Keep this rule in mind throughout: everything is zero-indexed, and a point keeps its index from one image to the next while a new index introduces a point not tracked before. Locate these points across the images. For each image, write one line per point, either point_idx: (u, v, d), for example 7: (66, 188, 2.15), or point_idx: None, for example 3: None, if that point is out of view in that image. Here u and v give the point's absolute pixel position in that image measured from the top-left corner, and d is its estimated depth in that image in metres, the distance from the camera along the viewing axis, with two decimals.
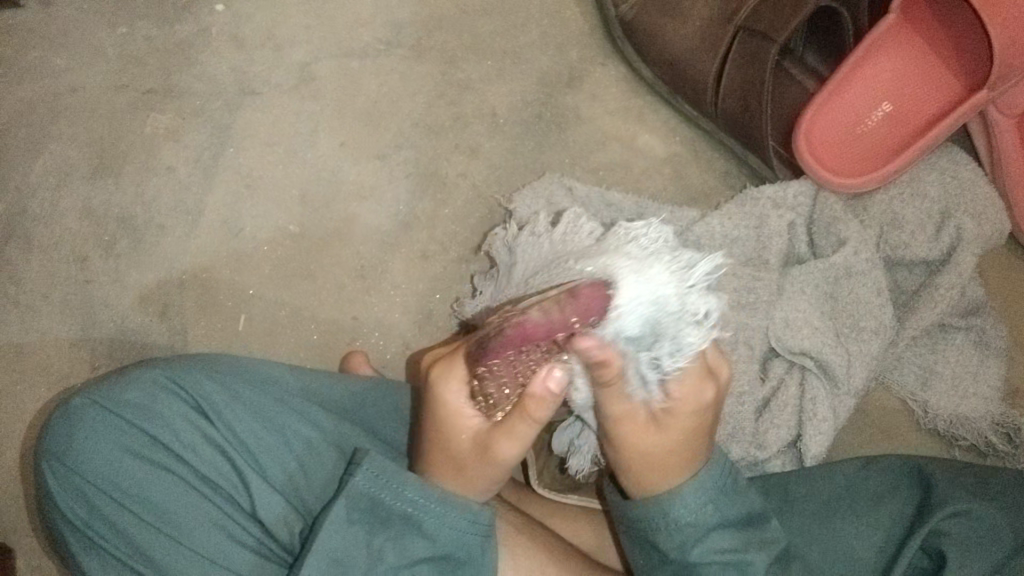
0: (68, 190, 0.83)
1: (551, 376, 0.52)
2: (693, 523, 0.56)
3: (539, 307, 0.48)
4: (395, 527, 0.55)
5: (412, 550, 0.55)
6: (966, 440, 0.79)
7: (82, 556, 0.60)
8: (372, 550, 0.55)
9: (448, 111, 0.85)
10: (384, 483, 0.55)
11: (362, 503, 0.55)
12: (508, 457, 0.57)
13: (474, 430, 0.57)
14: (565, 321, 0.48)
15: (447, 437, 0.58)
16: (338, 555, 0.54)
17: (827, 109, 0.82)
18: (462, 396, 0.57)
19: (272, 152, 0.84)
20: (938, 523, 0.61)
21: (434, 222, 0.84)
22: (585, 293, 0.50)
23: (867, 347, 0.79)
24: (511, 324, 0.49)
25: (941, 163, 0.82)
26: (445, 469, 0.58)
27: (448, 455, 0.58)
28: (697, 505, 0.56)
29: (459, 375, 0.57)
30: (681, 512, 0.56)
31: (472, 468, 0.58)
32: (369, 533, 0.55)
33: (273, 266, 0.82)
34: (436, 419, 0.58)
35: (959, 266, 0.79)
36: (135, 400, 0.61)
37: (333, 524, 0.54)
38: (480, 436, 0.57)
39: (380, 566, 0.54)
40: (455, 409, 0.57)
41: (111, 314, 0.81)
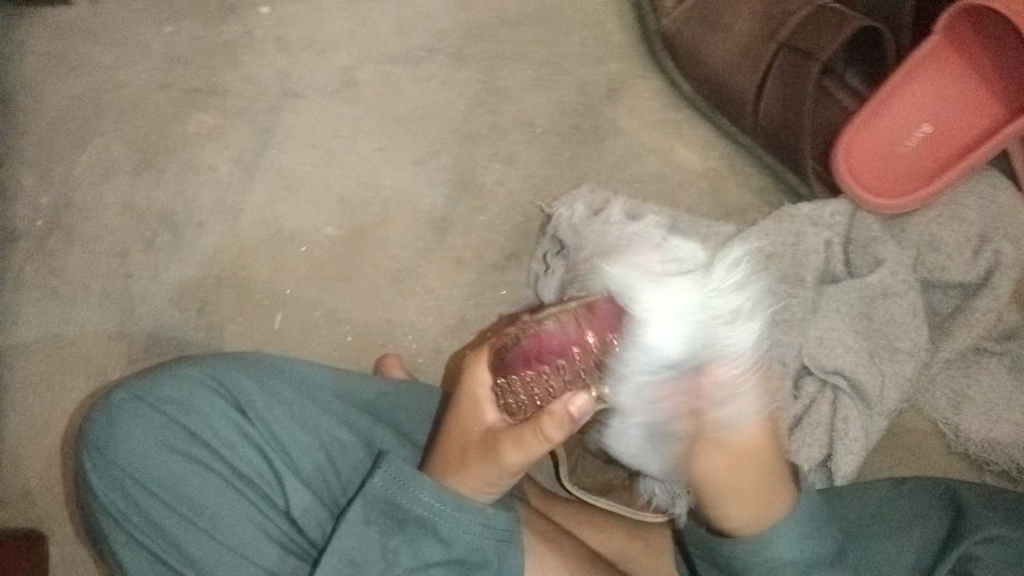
0: (111, 185, 0.84)
1: (572, 404, 0.55)
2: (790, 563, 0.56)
3: (556, 319, 0.56)
4: (411, 530, 0.56)
5: (427, 553, 0.56)
6: (997, 465, 0.79)
7: (115, 547, 0.60)
8: (387, 552, 0.56)
9: (487, 119, 0.86)
10: (400, 484, 0.57)
11: (380, 505, 0.56)
12: (514, 461, 0.59)
13: (487, 427, 0.61)
14: (581, 337, 0.55)
15: (461, 430, 0.62)
16: (354, 555, 0.55)
17: (868, 130, 0.82)
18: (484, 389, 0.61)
19: (312, 154, 0.85)
20: (970, 547, 0.61)
21: (470, 229, 0.84)
22: (608, 306, 0.55)
23: (901, 368, 0.79)
24: (529, 336, 0.56)
25: (981, 187, 0.82)
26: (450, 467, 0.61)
27: (458, 454, 0.61)
28: (795, 542, 0.56)
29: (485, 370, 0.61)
30: (781, 549, 0.56)
31: (475, 465, 0.60)
32: (384, 534, 0.56)
33: (309, 267, 0.83)
34: (458, 416, 0.62)
35: (996, 291, 0.79)
36: (172, 394, 0.62)
37: (348, 526, 0.55)
38: (491, 433, 0.61)
39: (397, 567, 0.56)
40: (476, 404, 0.61)
41: (149, 309, 0.82)
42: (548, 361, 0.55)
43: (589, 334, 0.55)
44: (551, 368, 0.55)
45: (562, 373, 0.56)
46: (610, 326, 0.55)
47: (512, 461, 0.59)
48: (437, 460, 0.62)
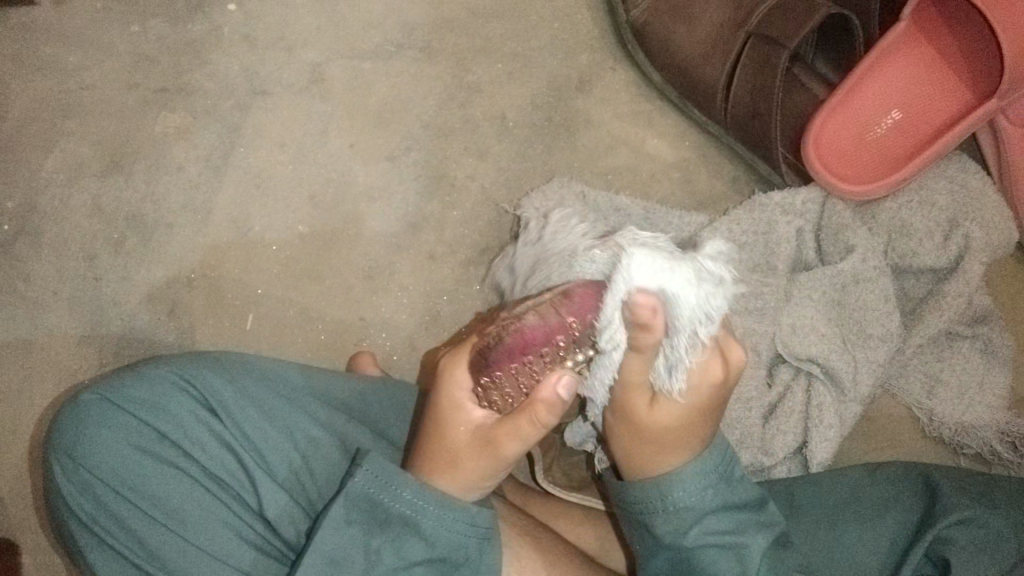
0: (78, 187, 0.83)
1: (558, 387, 0.54)
2: (690, 505, 0.58)
3: (536, 311, 0.53)
4: (394, 528, 0.56)
5: (410, 552, 0.55)
6: (971, 448, 0.79)
7: (87, 551, 0.60)
8: (369, 550, 0.55)
9: (458, 114, 0.86)
10: (383, 483, 0.56)
11: (361, 505, 0.55)
12: (511, 450, 0.57)
13: (474, 425, 0.58)
14: (562, 323, 0.53)
15: (445, 430, 0.59)
16: (334, 555, 0.54)
17: (837, 117, 0.82)
18: (466, 387, 0.58)
19: (282, 152, 0.84)
20: (943, 531, 0.61)
21: (443, 223, 0.84)
22: (584, 290, 0.54)
23: (874, 354, 0.79)
24: (510, 333, 0.53)
25: (950, 172, 0.82)
26: (440, 468, 0.58)
27: (445, 454, 0.58)
28: (697, 489, 0.58)
29: (461, 371, 0.58)
30: (681, 495, 0.58)
31: (466, 461, 0.58)
32: (367, 534, 0.55)
33: (282, 266, 0.82)
34: (436, 418, 0.59)
35: (967, 275, 0.79)
36: (142, 396, 0.61)
37: (332, 524, 0.55)
38: (479, 429, 0.58)
39: (379, 566, 0.55)
40: (455, 404, 0.58)
41: (119, 311, 0.81)
42: (532, 353, 0.53)
43: (569, 319, 0.53)
44: (538, 357, 0.53)
45: (547, 359, 0.53)
46: (589, 312, 0.53)
47: (505, 451, 0.57)
48: (422, 464, 0.59)
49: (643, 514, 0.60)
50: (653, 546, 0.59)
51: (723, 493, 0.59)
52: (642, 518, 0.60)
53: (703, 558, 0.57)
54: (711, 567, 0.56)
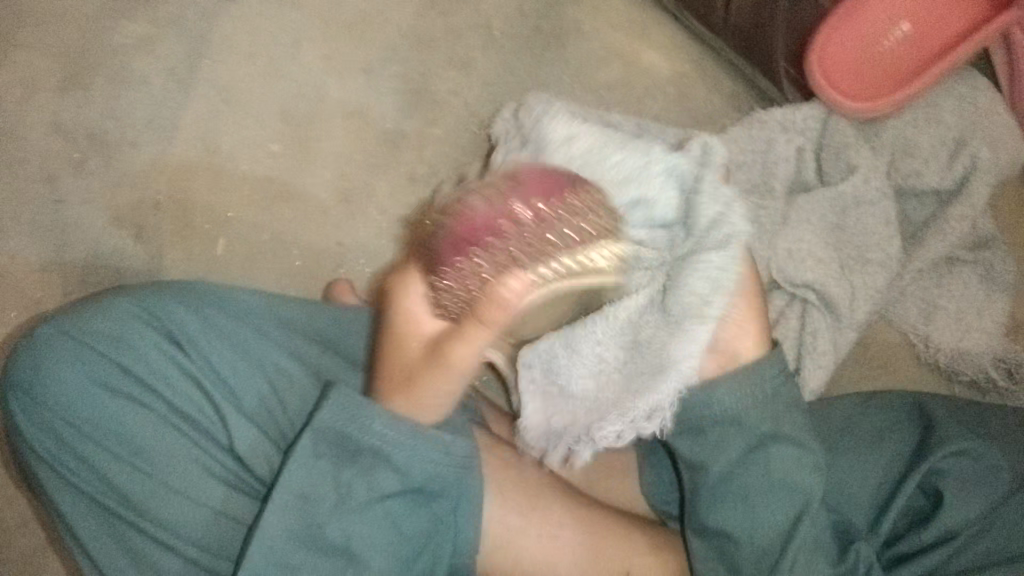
0: (35, 101, 0.78)
1: (503, 287, 0.48)
2: (777, 394, 0.58)
3: (482, 197, 0.48)
4: (366, 462, 0.53)
5: (382, 484, 0.53)
6: (965, 376, 0.77)
7: (51, 490, 0.58)
8: (340, 485, 0.53)
9: (439, 23, 0.81)
10: (350, 416, 0.53)
11: (329, 437, 0.53)
12: (466, 355, 0.51)
13: (426, 337, 0.53)
14: (510, 209, 0.47)
15: (403, 342, 0.54)
16: (304, 491, 0.52)
17: (848, 26, 0.75)
18: (424, 293, 0.53)
19: (252, 65, 0.79)
20: (936, 462, 0.61)
21: (424, 141, 0.80)
22: (538, 178, 0.48)
23: (873, 280, 0.76)
24: (452, 219, 0.49)
25: (960, 88, 0.78)
26: (399, 389, 0.54)
27: (405, 367, 0.53)
28: (775, 377, 0.58)
29: (411, 278, 0.53)
30: (764, 383, 0.58)
31: (423, 384, 0.53)
32: (336, 468, 0.53)
33: (254, 187, 0.78)
34: (392, 332, 0.55)
35: (973, 199, 0.76)
36: (103, 330, 0.58)
37: (300, 459, 0.52)
38: (431, 339, 0.52)
39: (350, 500, 0.53)
40: (408, 313, 0.54)
41: (82, 235, 0.77)
42: (475, 240, 0.47)
43: (517, 206, 0.47)
44: (484, 248, 0.47)
45: (492, 254, 0.47)
46: (547, 193, 0.47)
47: (461, 359, 0.51)
48: (383, 380, 0.54)
49: (732, 419, 0.57)
50: (722, 439, 0.58)
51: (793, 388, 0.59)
52: (728, 418, 0.57)
53: (776, 449, 0.57)
54: (787, 459, 0.57)
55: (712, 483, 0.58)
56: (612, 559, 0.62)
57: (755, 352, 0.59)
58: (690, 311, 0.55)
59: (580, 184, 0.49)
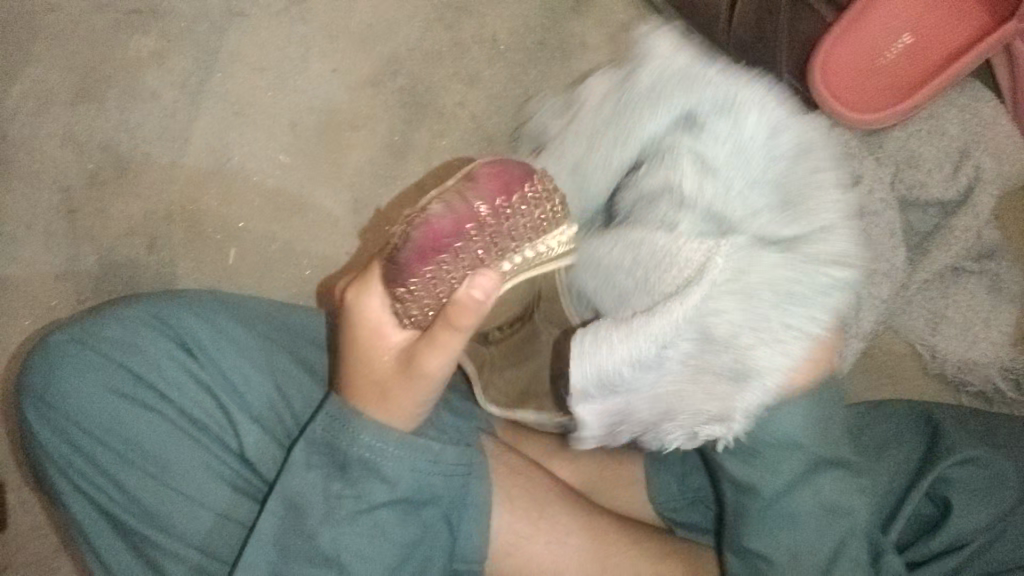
0: (50, 115, 0.79)
1: (475, 287, 0.48)
2: (826, 425, 0.57)
3: (441, 203, 0.49)
4: (355, 474, 0.52)
5: (371, 496, 0.52)
6: (974, 386, 0.78)
7: (64, 495, 0.58)
8: (329, 496, 0.52)
9: (446, 36, 0.82)
10: (339, 427, 0.52)
11: (321, 447, 0.52)
12: (439, 363, 0.51)
13: (397, 349, 0.52)
14: (472, 213, 0.48)
15: (368, 355, 0.52)
16: (297, 500, 0.52)
17: (846, 40, 0.78)
18: (381, 310, 0.51)
19: (261, 78, 0.80)
20: (944, 471, 0.60)
21: (432, 153, 0.80)
22: (490, 171, 0.50)
23: (878, 291, 0.75)
24: (416, 229, 0.48)
25: (962, 99, 0.79)
26: (369, 393, 0.52)
27: (371, 376, 0.52)
28: (818, 416, 0.57)
29: (373, 292, 0.51)
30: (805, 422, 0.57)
31: (398, 393, 0.52)
32: (327, 478, 0.52)
33: (264, 199, 0.79)
34: (353, 348, 0.53)
35: (977, 208, 0.76)
36: (116, 337, 0.59)
37: (292, 469, 0.52)
38: (403, 351, 0.52)
39: (339, 512, 0.52)
40: (374, 326, 0.52)
41: (96, 246, 0.78)
42: (445, 246, 0.48)
43: (481, 210, 0.49)
44: (450, 255, 0.48)
45: (460, 259, 0.49)
46: (503, 191, 0.49)
47: (434, 369, 0.51)
48: (354, 388, 0.53)
49: (777, 444, 0.56)
50: (771, 471, 0.57)
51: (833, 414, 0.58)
52: (766, 441, 0.56)
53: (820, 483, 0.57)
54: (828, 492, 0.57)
55: (756, 506, 0.58)
56: (618, 566, 0.62)
57: (820, 371, 0.56)
58: (785, 325, 0.53)
59: (532, 192, 0.50)
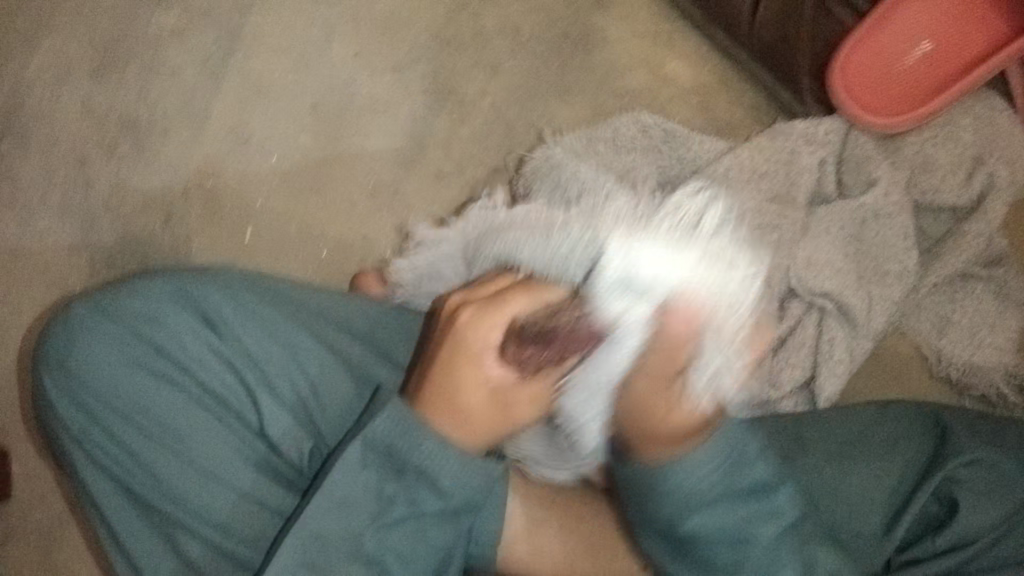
0: (69, 86, 0.78)
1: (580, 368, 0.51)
2: (717, 481, 0.51)
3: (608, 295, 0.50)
4: (411, 480, 0.50)
5: (423, 505, 0.50)
6: (977, 391, 0.78)
7: (80, 467, 0.58)
8: (382, 499, 0.50)
9: (469, 25, 0.82)
10: (402, 431, 0.49)
11: (379, 449, 0.50)
12: (524, 415, 0.51)
13: (492, 384, 0.50)
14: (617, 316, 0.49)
15: (462, 380, 0.50)
16: (345, 499, 0.50)
17: (869, 43, 0.77)
18: (492, 346, 0.50)
19: (284, 59, 0.80)
20: (950, 471, 0.61)
21: (451, 141, 0.81)
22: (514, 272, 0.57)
23: (889, 292, 0.77)
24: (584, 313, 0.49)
25: (976, 108, 0.79)
26: (447, 414, 0.50)
27: (455, 400, 0.50)
28: (706, 474, 0.50)
29: (497, 322, 0.50)
30: (692, 481, 0.50)
31: (477, 424, 0.50)
32: (381, 479, 0.50)
33: (282, 179, 0.79)
34: (448, 364, 0.50)
35: (989, 216, 0.77)
36: (140, 309, 0.59)
37: (345, 467, 0.50)
38: (501, 393, 0.50)
39: (388, 515, 0.50)
40: (482, 355, 0.50)
41: (113, 219, 0.77)
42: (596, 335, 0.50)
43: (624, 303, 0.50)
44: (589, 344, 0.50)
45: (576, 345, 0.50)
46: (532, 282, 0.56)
47: (523, 419, 0.51)
48: (431, 399, 0.50)
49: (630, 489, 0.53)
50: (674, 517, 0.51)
51: (740, 474, 0.51)
52: (688, 493, 0.50)
53: (710, 537, 0.51)
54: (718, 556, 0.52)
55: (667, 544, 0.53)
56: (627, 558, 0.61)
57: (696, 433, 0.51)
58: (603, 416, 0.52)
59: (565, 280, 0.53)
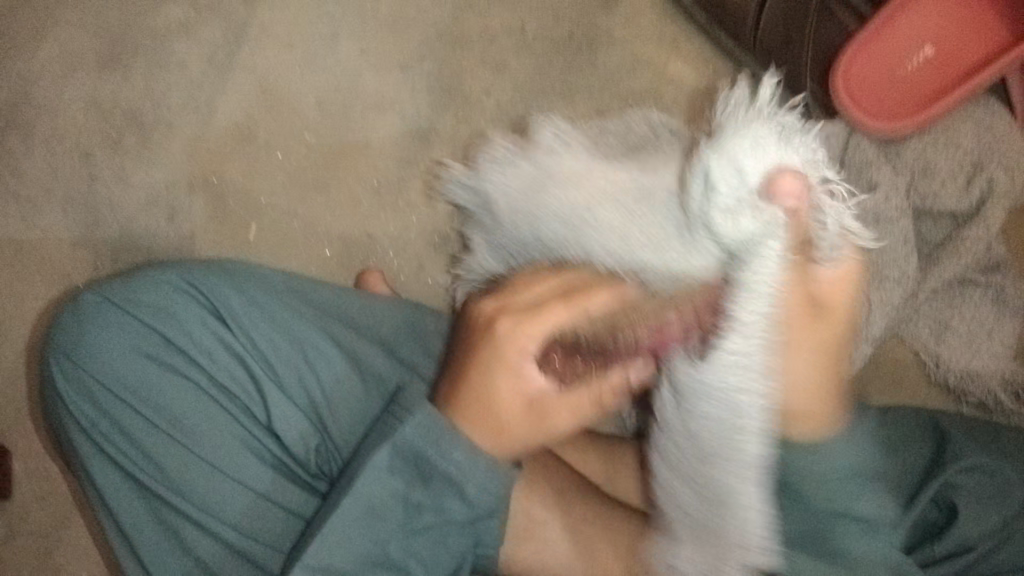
0: (74, 79, 0.78)
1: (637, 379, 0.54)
2: (856, 470, 0.55)
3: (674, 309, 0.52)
4: (437, 488, 0.51)
5: (448, 512, 0.52)
6: (974, 397, 0.80)
7: (84, 457, 0.58)
8: (409, 504, 0.52)
9: (475, 24, 0.82)
10: (433, 439, 0.50)
11: (407, 455, 0.51)
12: (560, 424, 0.54)
13: (529, 391, 0.53)
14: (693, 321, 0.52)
15: (501, 387, 0.53)
16: (373, 503, 0.51)
17: (868, 48, 0.77)
18: (529, 354, 0.53)
19: (290, 55, 0.80)
20: (951, 477, 0.61)
21: (455, 140, 0.81)
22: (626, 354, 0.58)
23: (888, 296, 0.77)
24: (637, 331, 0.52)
25: (977, 115, 0.79)
26: (484, 421, 0.52)
27: (493, 407, 0.52)
28: (851, 450, 0.55)
29: (534, 332, 0.53)
30: (823, 459, 0.55)
31: (512, 429, 0.53)
32: (408, 485, 0.51)
33: (287, 176, 0.79)
34: (484, 371, 0.53)
35: (989, 221, 0.78)
36: (149, 300, 0.59)
37: (373, 472, 0.51)
38: (538, 399, 0.53)
39: (415, 521, 0.52)
40: (520, 363, 0.53)
41: (117, 214, 0.77)
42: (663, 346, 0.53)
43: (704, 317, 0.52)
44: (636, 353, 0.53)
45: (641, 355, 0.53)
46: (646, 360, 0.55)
47: (560, 427, 0.54)
48: (468, 408, 0.53)
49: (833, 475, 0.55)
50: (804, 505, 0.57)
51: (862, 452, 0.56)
52: (818, 472, 0.55)
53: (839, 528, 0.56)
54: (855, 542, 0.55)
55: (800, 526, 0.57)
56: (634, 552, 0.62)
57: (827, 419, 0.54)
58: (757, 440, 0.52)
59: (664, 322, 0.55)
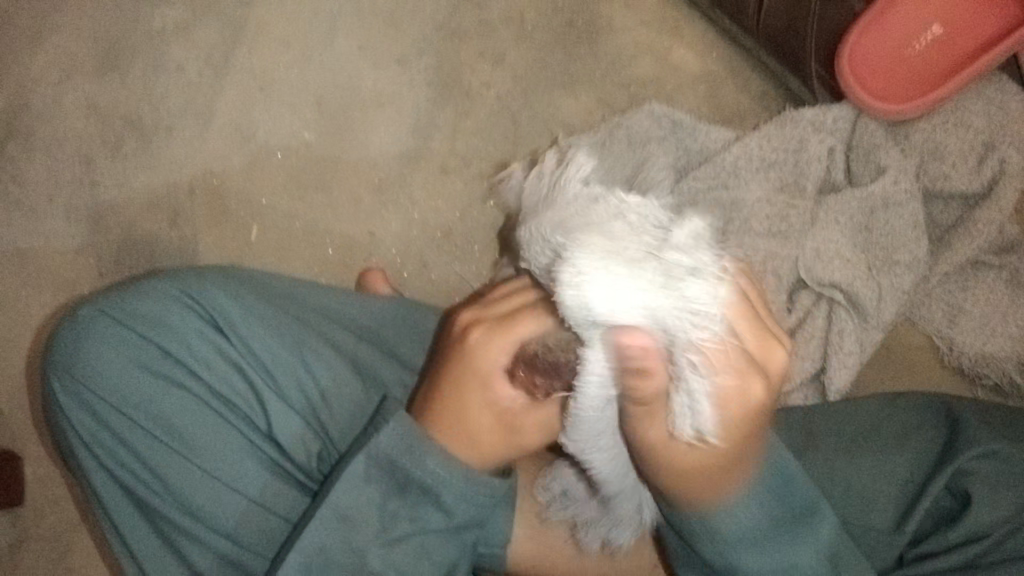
0: (72, 85, 0.78)
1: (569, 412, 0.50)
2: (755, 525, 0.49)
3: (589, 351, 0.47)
4: (414, 497, 0.50)
5: (428, 521, 0.51)
6: (989, 379, 0.78)
7: (87, 470, 0.58)
8: (386, 514, 0.50)
9: (473, 16, 0.81)
10: (408, 447, 0.50)
11: (383, 464, 0.50)
12: (535, 440, 0.53)
13: (498, 404, 0.52)
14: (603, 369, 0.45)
15: (466, 397, 0.52)
16: (348, 512, 0.50)
17: (873, 29, 0.76)
18: (500, 367, 0.51)
19: (287, 53, 0.80)
20: (964, 464, 0.59)
21: (455, 135, 0.80)
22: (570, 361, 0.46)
23: (900, 281, 0.75)
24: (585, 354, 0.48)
25: (988, 92, 0.77)
26: (455, 434, 0.52)
27: (461, 422, 0.52)
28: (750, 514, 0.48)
29: (502, 347, 0.51)
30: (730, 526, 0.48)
31: (483, 440, 0.52)
32: (386, 496, 0.50)
33: (286, 176, 0.79)
34: (453, 382, 0.52)
35: (1000, 203, 0.75)
36: (145, 311, 0.59)
37: (349, 480, 0.50)
38: (507, 413, 0.52)
39: (393, 530, 0.50)
40: (488, 373, 0.52)
41: (118, 218, 0.77)
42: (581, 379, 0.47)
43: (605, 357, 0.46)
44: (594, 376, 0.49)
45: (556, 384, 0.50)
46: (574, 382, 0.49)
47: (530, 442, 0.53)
48: (438, 420, 0.52)
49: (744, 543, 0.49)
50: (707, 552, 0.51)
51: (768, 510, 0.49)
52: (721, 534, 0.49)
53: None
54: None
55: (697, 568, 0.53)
56: None
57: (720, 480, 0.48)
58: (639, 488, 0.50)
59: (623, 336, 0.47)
